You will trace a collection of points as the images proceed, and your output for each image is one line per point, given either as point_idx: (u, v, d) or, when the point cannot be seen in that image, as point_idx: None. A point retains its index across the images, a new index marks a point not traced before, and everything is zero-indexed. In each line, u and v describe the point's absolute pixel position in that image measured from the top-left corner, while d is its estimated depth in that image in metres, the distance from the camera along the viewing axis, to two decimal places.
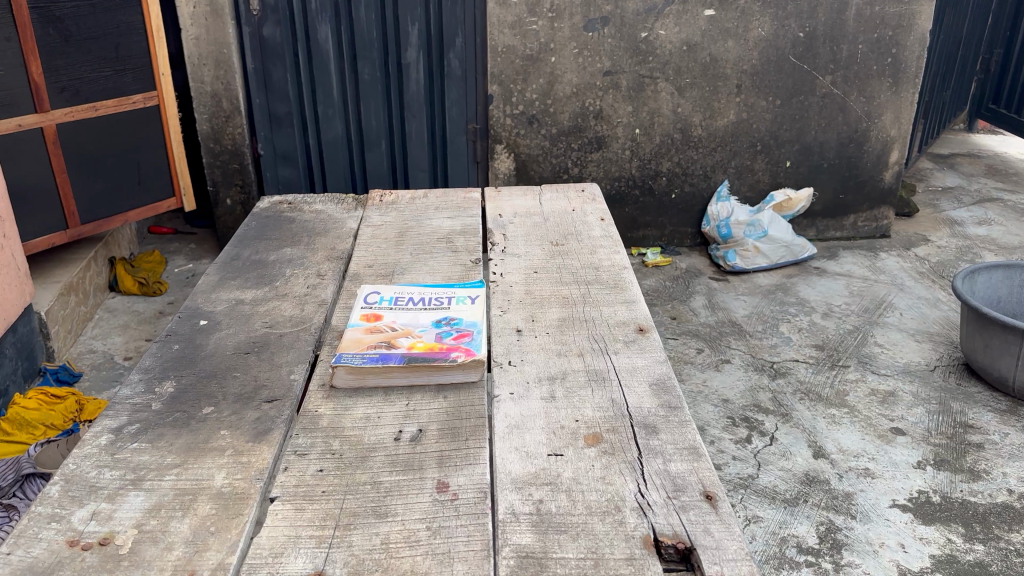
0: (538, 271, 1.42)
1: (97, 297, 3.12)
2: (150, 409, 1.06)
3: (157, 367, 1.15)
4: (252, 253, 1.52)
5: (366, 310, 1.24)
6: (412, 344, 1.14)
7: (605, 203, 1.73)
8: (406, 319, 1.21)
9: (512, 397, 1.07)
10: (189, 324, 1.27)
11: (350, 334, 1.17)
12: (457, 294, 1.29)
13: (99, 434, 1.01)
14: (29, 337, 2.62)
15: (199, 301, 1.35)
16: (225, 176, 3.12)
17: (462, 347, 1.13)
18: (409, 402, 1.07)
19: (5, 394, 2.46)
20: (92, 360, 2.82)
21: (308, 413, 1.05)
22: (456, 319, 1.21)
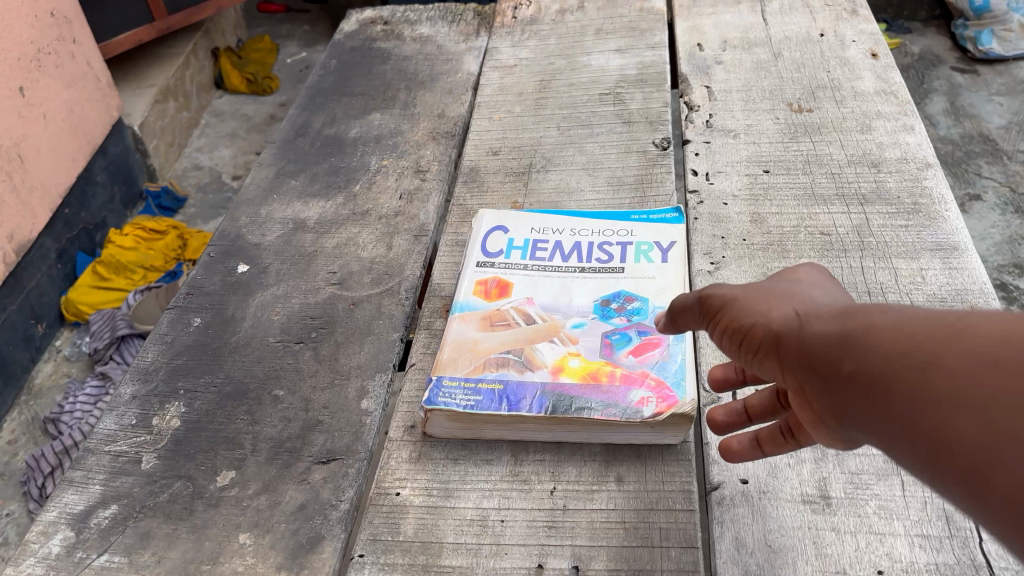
0: (771, 169, 0.87)
1: (202, 98, 2.73)
2: (138, 470, 0.65)
3: (163, 371, 0.73)
4: (326, 121, 1.03)
5: (485, 273, 0.76)
6: (562, 365, 0.65)
7: (871, 18, 1.11)
8: (551, 299, 0.72)
9: (748, 498, 0.58)
10: (222, 273, 0.83)
11: (456, 331, 0.69)
12: (635, 239, 0.77)
13: (51, 531, 0.61)
14: (124, 158, 2.30)
15: (243, 221, 0.89)
16: None
17: (650, 375, 0.63)
18: (558, 489, 0.60)
19: (103, 226, 2.21)
20: (198, 180, 2.51)
21: (386, 502, 0.61)
22: (637, 302, 0.70)
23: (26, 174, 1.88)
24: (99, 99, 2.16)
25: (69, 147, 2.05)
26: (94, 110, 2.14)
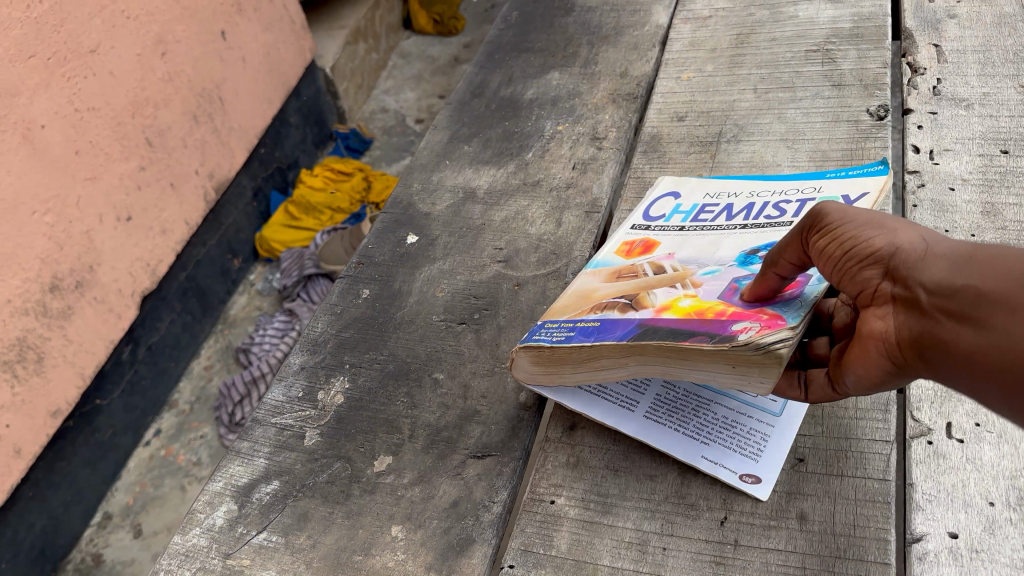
0: (1011, 148, 0.74)
1: (390, 39, 2.77)
2: (300, 446, 0.66)
3: (330, 344, 0.73)
4: (504, 81, 0.99)
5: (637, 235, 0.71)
6: (669, 303, 0.57)
7: None
8: (691, 255, 0.65)
9: (956, 556, 0.50)
10: (392, 244, 0.81)
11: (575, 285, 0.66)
12: (821, 196, 0.65)
13: (217, 502, 0.63)
14: (315, 100, 2.37)
15: (415, 188, 0.87)
16: None
17: (767, 314, 0.51)
18: (729, 519, 0.54)
19: (295, 166, 2.32)
20: (384, 122, 2.55)
21: (541, 511, 0.58)
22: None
23: (225, 115, 2.00)
24: (293, 41, 2.24)
25: (264, 88, 2.15)
26: (289, 52, 2.23)
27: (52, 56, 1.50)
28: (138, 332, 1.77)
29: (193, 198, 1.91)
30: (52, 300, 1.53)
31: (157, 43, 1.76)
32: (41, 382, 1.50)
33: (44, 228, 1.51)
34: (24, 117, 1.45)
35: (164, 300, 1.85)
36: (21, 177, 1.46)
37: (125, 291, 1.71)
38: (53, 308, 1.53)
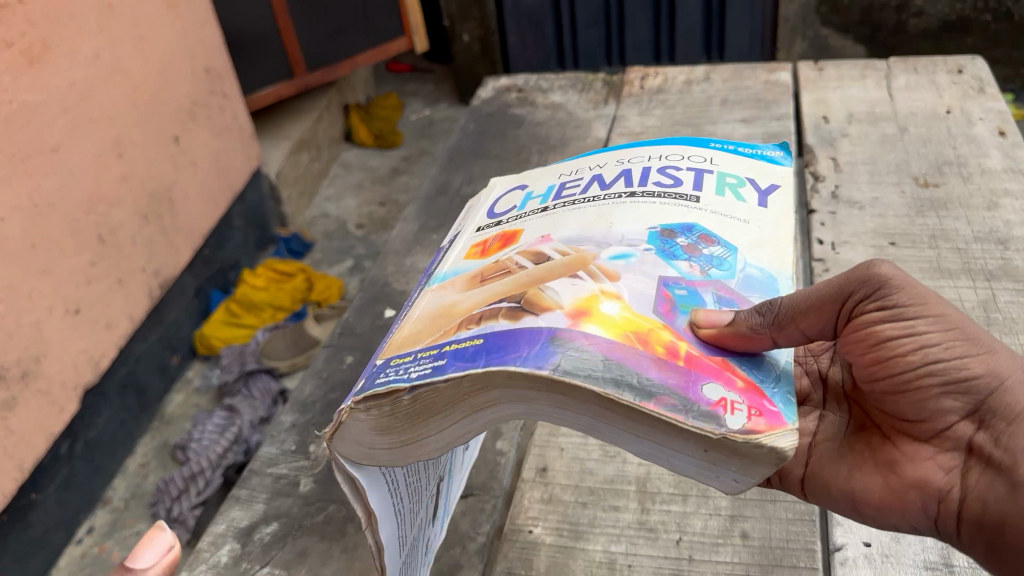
0: (896, 241, 0.89)
1: (331, 150, 2.91)
2: (297, 491, 0.72)
3: (319, 404, 0.80)
4: (465, 181, 1.11)
5: (481, 231, 0.68)
6: (589, 310, 0.51)
7: (1001, 95, 1.11)
8: (576, 234, 0.62)
9: (871, 559, 0.60)
10: (371, 317, 0.90)
11: (433, 303, 0.58)
12: (711, 171, 0.70)
13: (220, 543, 0.68)
14: (259, 205, 2.46)
15: (389, 271, 0.96)
16: (461, 9, 2.89)
17: (740, 381, 0.48)
18: (683, 539, 0.63)
19: (236, 267, 2.37)
20: (325, 227, 2.65)
21: (521, 538, 0.66)
22: (717, 240, 0.61)
23: (174, 215, 2.06)
24: (240, 148, 2.35)
25: (212, 190, 2.22)
26: (237, 157, 2.33)
27: (17, 151, 1.56)
28: (77, 426, 1.74)
29: (140, 292, 1.93)
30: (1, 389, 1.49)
31: (114, 144, 1.84)
32: None
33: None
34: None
35: (104, 395, 1.83)
36: None
37: (68, 383, 1.69)
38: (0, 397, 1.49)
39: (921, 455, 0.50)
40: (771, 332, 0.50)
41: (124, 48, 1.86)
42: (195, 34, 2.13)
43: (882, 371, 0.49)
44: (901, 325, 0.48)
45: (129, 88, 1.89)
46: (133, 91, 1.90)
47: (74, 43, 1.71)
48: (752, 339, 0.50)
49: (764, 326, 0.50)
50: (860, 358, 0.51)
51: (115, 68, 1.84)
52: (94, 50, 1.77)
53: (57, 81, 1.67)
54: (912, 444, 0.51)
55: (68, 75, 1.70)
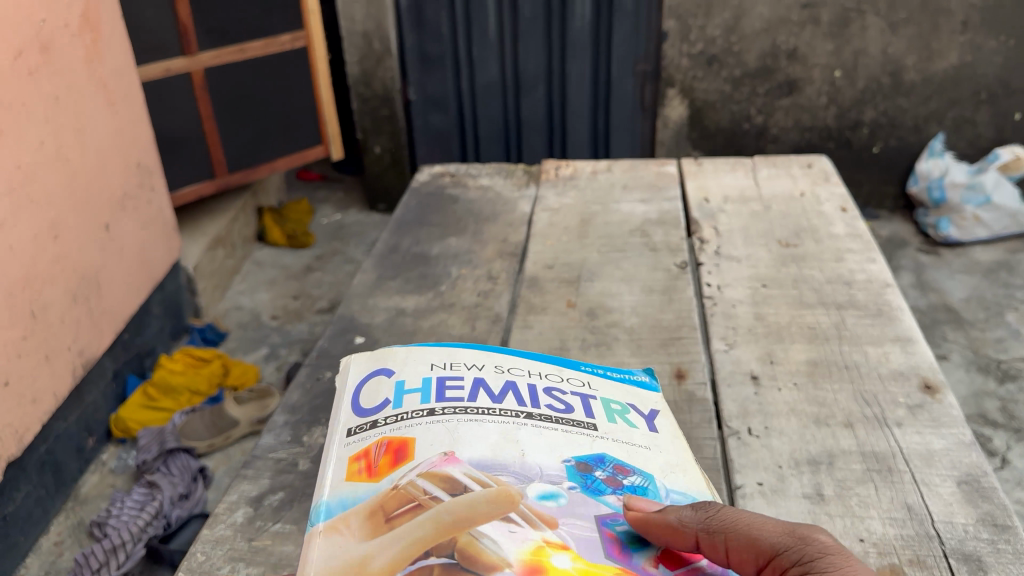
0: (768, 284, 1.12)
1: (245, 249, 3.03)
2: (296, 470, 0.84)
3: (307, 407, 0.93)
4: (412, 242, 1.29)
5: (362, 442, 0.74)
6: (542, 568, 0.61)
7: (841, 184, 1.40)
8: (482, 456, 0.73)
9: (764, 492, 0.78)
10: (343, 343, 1.04)
11: (336, 553, 0.62)
12: (597, 397, 0.85)
13: (234, 508, 0.80)
14: (176, 295, 2.53)
15: (355, 309, 1.12)
16: (374, 124, 3.10)
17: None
18: None
19: (152, 354, 2.39)
20: (239, 318, 2.73)
21: None
22: (630, 469, 0.75)
23: (100, 298, 2.09)
24: (163, 240, 2.44)
25: (137, 278, 2.29)
26: (160, 247, 2.42)
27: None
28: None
29: (64, 370, 1.94)
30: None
31: (51, 227, 1.90)
32: None
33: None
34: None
35: (24, 471, 1.82)
36: None
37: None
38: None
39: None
40: (700, 532, 0.64)
41: (67, 137, 1.95)
42: (129, 132, 2.23)
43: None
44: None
45: (68, 176, 1.96)
46: (72, 179, 1.98)
47: (23, 131, 1.78)
48: (677, 534, 0.64)
49: (696, 524, 0.64)
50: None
51: (58, 156, 1.92)
52: (39, 138, 1.84)
53: (7, 165, 1.73)
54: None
55: (16, 159, 1.76)
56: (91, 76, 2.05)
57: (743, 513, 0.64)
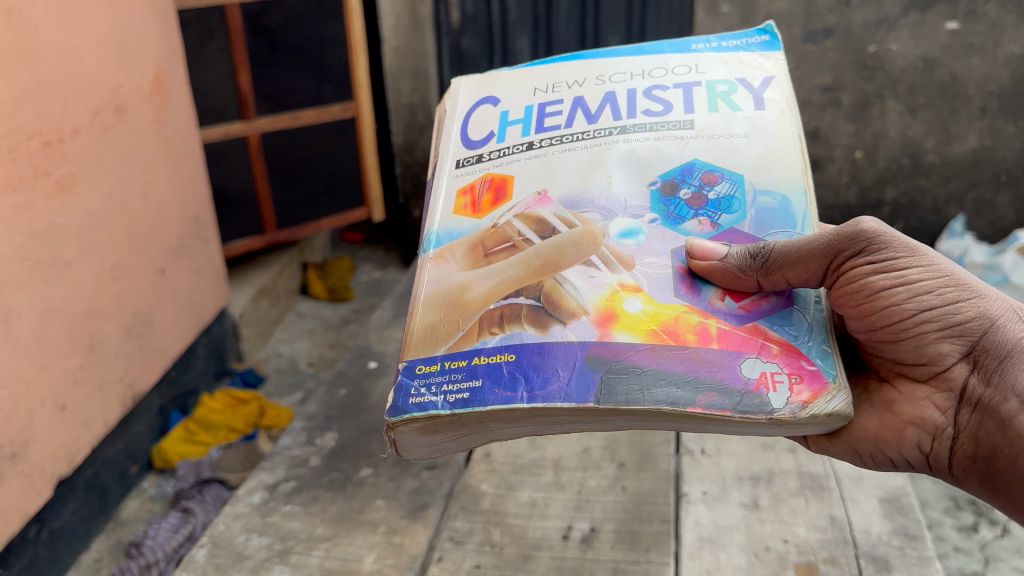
0: None
1: (289, 301, 3.22)
2: (306, 465, 1.07)
3: (320, 417, 1.17)
4: None
5: (468, 176, 0.88)
6: (616, 314, 0.76)
7: None
8: (572, 192, 0.85)
9: (705, 499, 0.95)
10: (358, 366, 1.29)
11: (442, 278, 0.81)
12: (703, 80, 0.91)
13: (251, 491, 1.02)
14: (222, 338, 2.66)
15: (371, 339, 1.38)
16: (415, 188, 3.28)
17: (775, 344, 0.73)
18: (584, 490, 0.98)
19: (195, 392, 2.48)
20: (278, 364, 2.89)
21: (468, 490, 0.99)
22: (722, 174, 0.84)
23: (151, 338, 2.13)
24: (213, 288, 2.55)
25: (186, 321, 2.36)
26: (210, 295, 2.52)
27: (39, 261, 1.64)
28: (45, 513, 1.76)
29: (114, 401, 1.95)
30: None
31: (112, 269, 1.92)
32: None
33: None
34: (6, 305, 1.54)
35: (71, 489, 1.87)
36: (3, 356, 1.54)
37: (46, 472, 1.69)
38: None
39: (918, 395, 0.79)
40: (759, 275, 0.76)
41: (132, 190, 2.00)
42: (188, 187, 2.32)
43: (877, 318, 0.77)
44: (892, 277, 0.76)
45: (130, 225, 2.00)
46: (133, 228, 2.02)
47: (94, 180, 1.84)
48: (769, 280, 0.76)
49: (755, 270, 0.76)
50: (859, 309, 0.77)
51: (123, 206, 1.96)
52: (108, 188, 1.89)
53: (78, 213, 1.78)
54: (909, 385, 0.79)
55: (86, 205, 1.80)
56: (157, 136, 2.13)
57: (778, 243, 0.77)
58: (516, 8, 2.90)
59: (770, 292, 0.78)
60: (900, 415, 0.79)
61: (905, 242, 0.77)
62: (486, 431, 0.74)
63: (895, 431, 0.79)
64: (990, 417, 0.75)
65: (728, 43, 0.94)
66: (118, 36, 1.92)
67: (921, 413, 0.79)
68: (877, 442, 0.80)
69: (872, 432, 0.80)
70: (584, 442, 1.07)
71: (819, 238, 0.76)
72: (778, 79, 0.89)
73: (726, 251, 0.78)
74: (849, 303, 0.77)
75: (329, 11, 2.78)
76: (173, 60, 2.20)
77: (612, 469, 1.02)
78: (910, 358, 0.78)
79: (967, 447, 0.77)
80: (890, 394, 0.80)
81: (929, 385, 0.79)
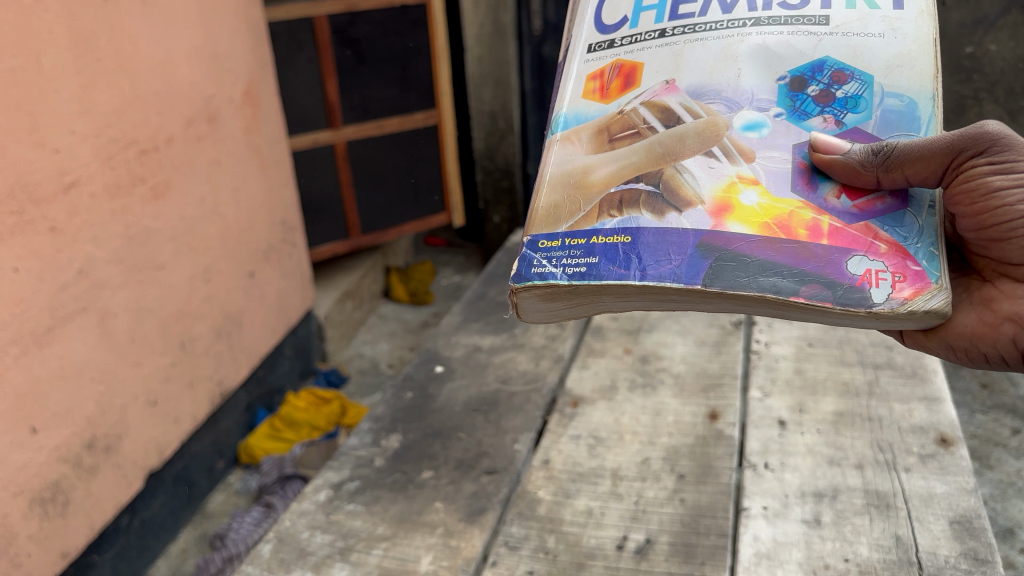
0: (813, 343, 1.29)
1: (371, 303, 3.30)
2: (371, 465, 1.10)
3: (388, 418, 1.20)
4: (497, 293, 1.59)
5: (599, 61, 0.83)
6: (730, 205, 0.71)
7: None
8: (701, 82, 0.79)
9: (766, 514, 0.94)
10: (426, 370, 1.32)
11: (567, 160, 0.78)
12: None
13: (318, 490, 1.06)
14: (308, 339, 2.74)
15: (440, 344, 1.41)
16: (495, 194, 3.30)
17: (883, 244, 0.67)
18: (641, 501, 0.98)
19: (280, 392, 2.55)
20: (360, 365, 2.96)
21: (527, 495, 1.01)
22: (851, 75, 0.76)
23: (240, 337, 2.21)
24: (299, 290, 2.61)
25: (272, 322, 2.43)
26: (296, 297, 2.59)
27: (134, 263, 1.73)
28: (137, 503, 1.85)
29: (203, 397, 2.04)
30: (86, 455, 1.60)
31: (204, 272, 2.01)
32: (62, 522, 1.53)
33: (95, 395, 1.62)
34: (103, 305, 1.64)
35: (162, 481, 1.95)
36: (92, 353, 1.61)
37: (138, 463, 1.78)
38: (85, 463, 1.60)
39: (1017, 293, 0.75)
40: (880, 172, 0.70)
41: (223, 196, 2.09)
42: (276, 193, 2.40)
43: (989, 216, 0.72)
44: (1009, 178, 0.71)
45: (221, 229, 2.09)
46: (224, 232, 2.11)
47: (187, 186, 1.92)
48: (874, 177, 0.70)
49: (876, 166, 0.70)
50: (971, 208, 0.73)
51: (215, 211, 2.05)
52: (201, 194, 1.99)
53: (172, 218, 1.87)
54: (1011, 284, 0.76)
55: (180, 211, 1.90)
56: (248, 144, 2.21)
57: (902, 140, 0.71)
58: None
59: (886, 192, 0.72)
60: (998, 313, 0.76)
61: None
62: (599, 305, 0.73)
63: (990, 329, 0.76)
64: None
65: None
66: (212, 48, 2.01)
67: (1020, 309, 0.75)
68: (970, 340, 0.77)
69: (967, 330, 0.77)
70: (644, 452, 1.07)
71: (941, 138, 0.70)
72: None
73: (852, 146, 0.72)
74: (962, 203, 0.73)
75: (414, 22, 2.86)
76: (264, 71, 2.29)
77: (671, 481, 1.01)
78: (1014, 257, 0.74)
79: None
80: (990, 292, 0.77)
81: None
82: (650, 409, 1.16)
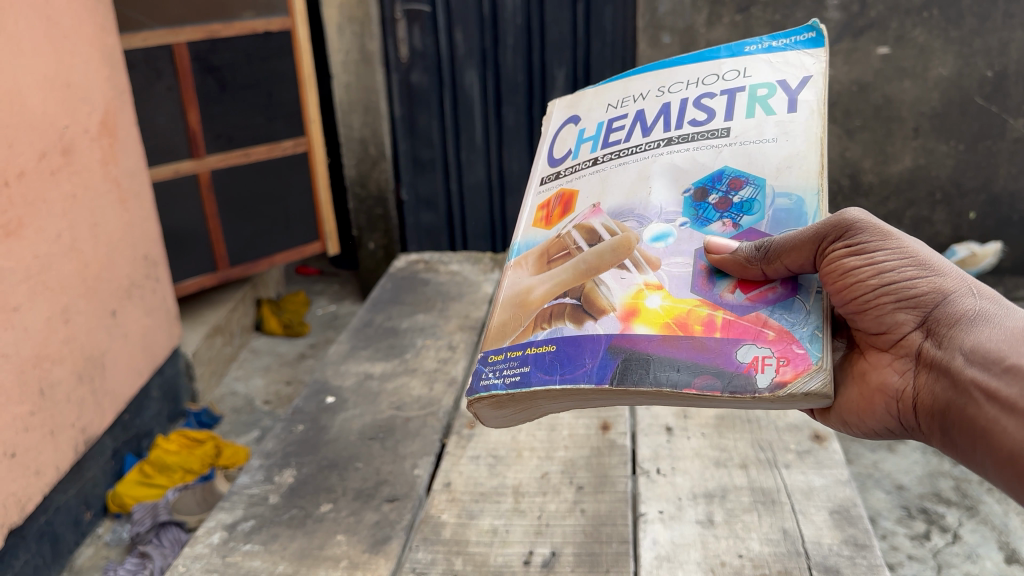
0: None
1: (242, 337, 3.18)
2: (266, 503, 1.06)
3: (279, 454, 1.17)
4: (385, 319, 1.58)
5: (546, 192, 0.88)
6: (638, 309, 0.74)
7: None
8: (619, 203, 0.83)
9: (662, 518, 0.98)
10: (315, 402, 1.30)
11: (514, 282, 0.82)
12: (750, 85, 0.86)
13: (211, 532, 1.01)
14: (176, 379, 2.59)
15: (329, 375, 1.38)
16: (369, 221, 3.23)
17: (772, 330, 0.70)
18: (544, 515, 1.00)
19: (149, 435, 2.40)
20: (234, 403, 2.84)
21: (431, 520, 1.01)
22: (748, 181, 0.80)
23: (103, 380, 2.07)
24: (165, 327, 2.48)
25: (140, 362, 2.30)
26: (163, 334, 2.46)
27: None
28: None
29: (67, 447, 1.91)
30: None
31: (62, 312, 1.89)
32: None
33: None
34: None
35: (23, 539, 1.80)
36: None
37: None
38: None
39: (881, 362, 0.75)
40: (763, 265, 0.72)
41: (81, 232, 1.97)
42: (138, 226, 2.28)
43: (849, 295, 0.73)
44: (863, 258, 0.72)
45: (80, 267, 1.97)
46: (83, 269, 1.99)
47: (42, 223, 1.81)
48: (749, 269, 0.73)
49: (759, 260, 0.72)
50: (835, 287, 0.72)
51: (73, 248, 1.94)
52: (56, 230, 1.87)
53: (25, 257, 1.75)
54: (876, 355, 0.76)
55: (34, 249, 1.78)
56: (106, 176, 2.11)
57: (779, 234, 0.73)
58: (464, 41, 2.89)
59: (777, 281, 0.74)
60: (869, 383, 0.75)
61: (878, 223, 0.74)
62: (540, 409, 0.75)
63: (867, 402, 0.76)
64: (948, 377, 0.70)
65: (779, 43, 0.89)
66: (65, 78, 1.92)
67: (884, 379, 0.74)
68: (854, 414, 0.77)
69: (848, 404, 0.77)
70: (543, 467, 1.09)
71: (806, 228, 0.72)
72: (817, 78, 0.83)
73: (739, 244, 0.75)
74: (826, 288, 0.73)
75: (278, 48, 2.81)
76: (121, 100, 2.19)
77: (570, 493, 1.03)
78: (873, 328, 0.75)
79: (930, 411, 0.72)
80: (861, 364, 0.77)
81: (892, 352, 0.74)
82: (544, 425, 1.19)
